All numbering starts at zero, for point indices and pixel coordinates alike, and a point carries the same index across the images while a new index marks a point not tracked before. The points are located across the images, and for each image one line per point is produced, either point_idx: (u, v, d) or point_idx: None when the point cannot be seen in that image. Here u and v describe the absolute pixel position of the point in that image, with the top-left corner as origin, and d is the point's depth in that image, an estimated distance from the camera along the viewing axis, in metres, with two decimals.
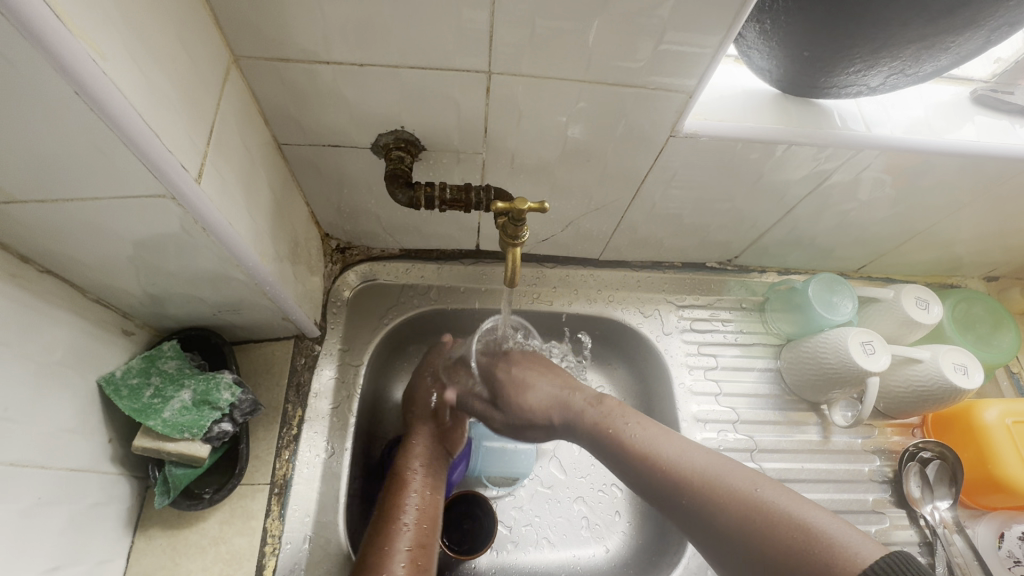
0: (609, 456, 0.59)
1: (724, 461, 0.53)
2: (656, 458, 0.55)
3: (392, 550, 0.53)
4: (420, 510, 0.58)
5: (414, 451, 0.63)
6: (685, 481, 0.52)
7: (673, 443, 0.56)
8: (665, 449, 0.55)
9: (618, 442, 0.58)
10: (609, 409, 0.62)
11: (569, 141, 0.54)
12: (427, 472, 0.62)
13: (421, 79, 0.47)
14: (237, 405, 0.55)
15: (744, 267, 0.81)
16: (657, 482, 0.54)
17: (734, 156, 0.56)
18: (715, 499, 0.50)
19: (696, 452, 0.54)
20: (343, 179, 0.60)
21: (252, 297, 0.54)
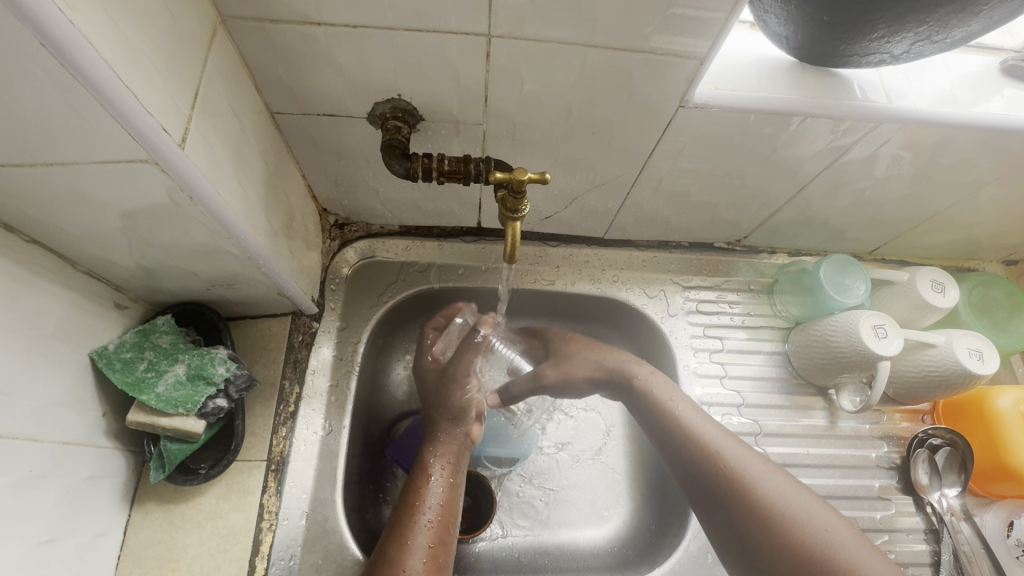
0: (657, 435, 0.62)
1: (766, 462, 0.57)
2: (743, 479, 0.55)
3: (410, 545, 0.53)
4: (439, 507, 0.58)
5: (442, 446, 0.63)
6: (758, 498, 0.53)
7: (727, 441, 0.58)
8: (743, 465, 0.56)
9: (710, 458, 0.57)
10: (673, 393, 0.63)
11: (573, 111, 0.52)
12: (450, 466, 0.62)
13: (418, 43, 0.45)
14: (232, 380, 0.55)
15: (753, 248, 0.79)
16: (717, 489, 0.56)
17: (747, 129, 0.54)
18: (785, 522, 0.51)
19: (738, 447, 0.58)
20: (340, 150, 0.58)
21: (247, 272, 0.53)
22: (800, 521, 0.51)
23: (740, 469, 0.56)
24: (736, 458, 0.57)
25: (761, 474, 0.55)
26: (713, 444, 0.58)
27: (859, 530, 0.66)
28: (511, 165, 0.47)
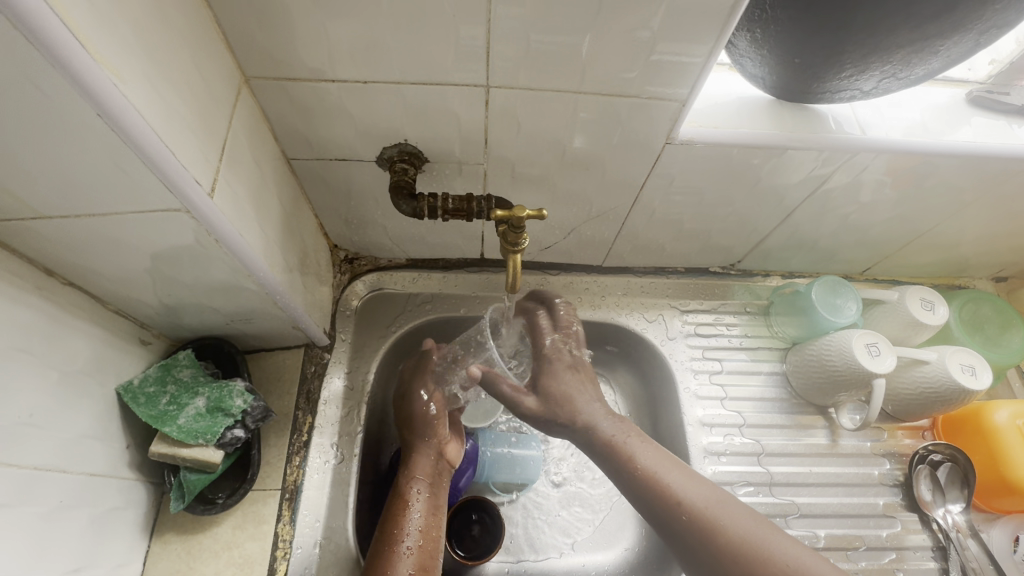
0: (623, 481, 0.54)
1: (740, 503, 0.49)
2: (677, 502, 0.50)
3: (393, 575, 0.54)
4: (422, 531, 0.59)
5: (415, 469, 0.63)
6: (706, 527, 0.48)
7: (700, 488, 0.50)
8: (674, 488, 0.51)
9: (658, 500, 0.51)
10: (620, 424, 0.58)
11: (568, 150, 0.55)
12: (429, 489, 0.62)
13: (423, 94, 0.49)
14: (249, 411, 0.57)
15: (748, 271, 0.82)
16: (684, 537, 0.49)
17: (732, 161, 0.57)
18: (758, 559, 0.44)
19: (695, 484, 0.51)
20: (350, 190, 0.62)
21: (264, 306, 0.56)
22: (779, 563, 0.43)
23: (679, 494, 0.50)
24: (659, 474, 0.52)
25: (680, 483, 0.51)
26: (676, 500, 0.50)
27: (866, 548, 0.67)
28: (511, 203, 0.50)
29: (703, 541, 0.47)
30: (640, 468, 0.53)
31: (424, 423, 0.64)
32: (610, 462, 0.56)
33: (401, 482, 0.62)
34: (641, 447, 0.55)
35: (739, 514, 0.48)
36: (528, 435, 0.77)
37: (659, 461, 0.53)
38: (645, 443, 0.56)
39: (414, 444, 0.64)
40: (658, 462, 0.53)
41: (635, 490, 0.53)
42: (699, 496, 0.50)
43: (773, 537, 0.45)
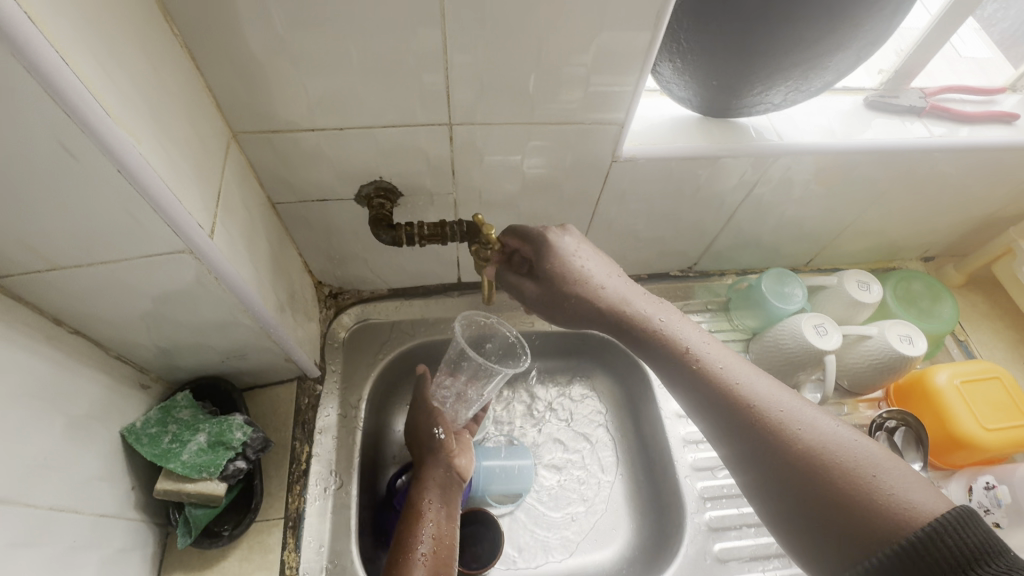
0: (687, 379, 0.54)
1: (810, 405, 0.50)
2: (777, 420, 0.49)
3: None
4: (437, 540, 0.61)
5: (429, 485, 0.65)
6: (823, 461, 0.46)
7: (800, 406, 0.50)
8: (764, 399, 0.51)
9: (749, 410, 0.50)
10: (700, 341, 0.56)
11: (527, 174, 0.62)
12: (443, 503, 0.64)
13: (392, 135, 0.55)
14: (249, 443, 0.60)
15: (704, 271, 0.89)
16: (771, 442, 0.48)
17: (673, 173, 0.64)
18: (848, 474, 0.45)
19: (773, 391, 0.51)
20: (331, 228, 0.67)
21: (258, 341, 0.60)
22: (864, 466, 0.45)
23: (767, 402, 0.50)
24: (742, 384, 0.52)
25: (770, 396, 0.51)
26: (757, 407, 0.50)
27: None
28: (480, 222, 0.56)
29: (808, 466, 0.46)
30: (720, 376, 0.52)
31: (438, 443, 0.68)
32: (699, 378, 0.53)
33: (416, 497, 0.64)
34: (727, 361, 0.54)
35: (822, 420, 0.49)
36: (518, 446, 0.79)
37: (752, 367, 0.54)
38: (703, 334, 0.57)
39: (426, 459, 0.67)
40: (718, 352, 0.54)
41: (728, 404, 0.51)
42: (824, 433, 0.48)
43: (863, 449, 0.46)
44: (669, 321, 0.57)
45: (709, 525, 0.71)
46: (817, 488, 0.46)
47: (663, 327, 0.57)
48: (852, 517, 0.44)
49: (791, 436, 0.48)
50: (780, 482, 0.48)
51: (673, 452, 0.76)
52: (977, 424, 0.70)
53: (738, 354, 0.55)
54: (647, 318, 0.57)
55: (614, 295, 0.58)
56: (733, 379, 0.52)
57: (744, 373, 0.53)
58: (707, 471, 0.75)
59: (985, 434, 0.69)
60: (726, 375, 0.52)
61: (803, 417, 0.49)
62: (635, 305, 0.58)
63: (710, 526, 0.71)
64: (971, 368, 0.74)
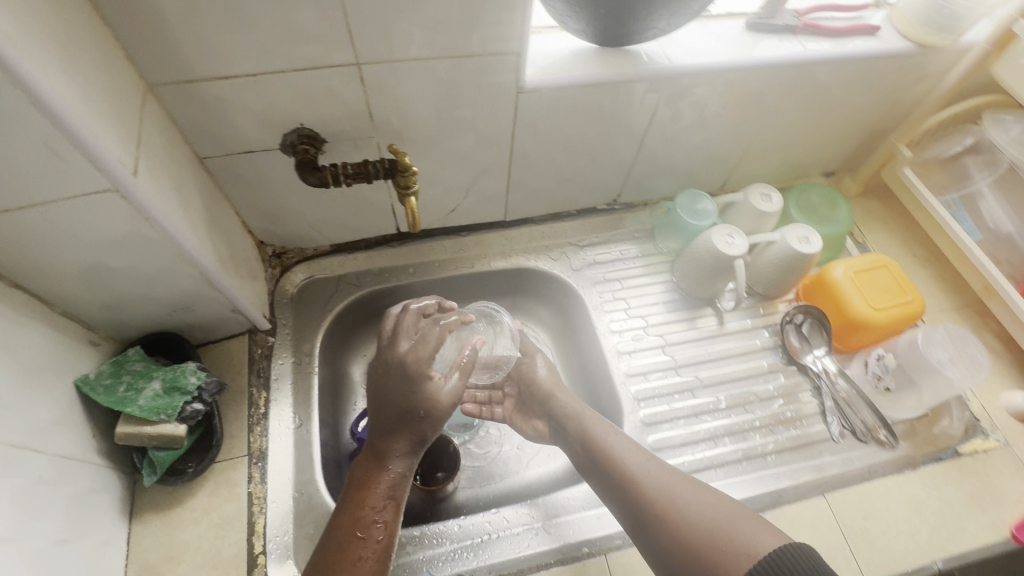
0: (600, 479, 0.64)
1: (690, 482, 0.59)
2: (649, 490, 0.59)
3: None
4: (385, 533, 0.56)
5: (390, 473, 0.58)
6: (668, 511, 0.57)
7: (670, 479, 0.60)
8: (648, 479, 0.60)
9: (634, 492, 0.60)
10: (624, 448, 0.65)
11: (441, 112, 0.66)
12: (397, 496, 0.58)
13: (305, 79, 0.58)
14: (204, 386, 0.63)
15: (629, 203, 0.95)
16: (646, 523, 0.58)
17: (577, 101, 0.70)
18: (689, 523, 0.55)
19: (656, 469, 0.62)
20: (263, 183, 0.70)
21: (201, 290, 0.63)
22: (708, 521, 0.54)
23: (651, 484, 0.60)
24: (636, 471, 0.62)
25: (656, 475, 0.61)
26: (637, 480, 0.61)
27: (759, 399, 0.80)
28: (394, 150, 0.58)
29: (658, 509, 0.57)
30: (617, 464, 0.63)
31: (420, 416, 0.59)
32: (608, 481, 0.63)
33: (370, 484, 0.57)
34: (629, 451, 0.64)
35: (690, 491, 0.58)
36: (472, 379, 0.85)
37: (653, 459, 0.63)
38: (632, 447, 0.65)
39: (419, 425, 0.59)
40: (636, 456, 0.63)
41: (623, 498, 0.61)
42: (680, 495, 0.58)
43: (710, 508, 0.55)
44: (607, 435, 0.67)
45: (643, 421, 0.77)
46: (663, 526, 0.56)
47: (594, 428, 0.68)
48: (690, 556, 0.53)
49: (648, 492, 0.59)
50: (641, 521, 0.58)
51: (609, 363, 0.82)
52: (868, 306, 0.79)
53: (649, 454, 0.65)
54: (584, 434, 0.68)
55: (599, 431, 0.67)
56: (630, 472, 0.62)
57: (643, 464, 0.62)
58: (639, 375, 0.81)
59: (874, 314, 0.78)
60: (625, 476, 0.62)
61: (685, 494, 0.58)
62: (602, 434, 0.67)
63: (644, 422, 0.77)
64: (863, 261, 0.82)
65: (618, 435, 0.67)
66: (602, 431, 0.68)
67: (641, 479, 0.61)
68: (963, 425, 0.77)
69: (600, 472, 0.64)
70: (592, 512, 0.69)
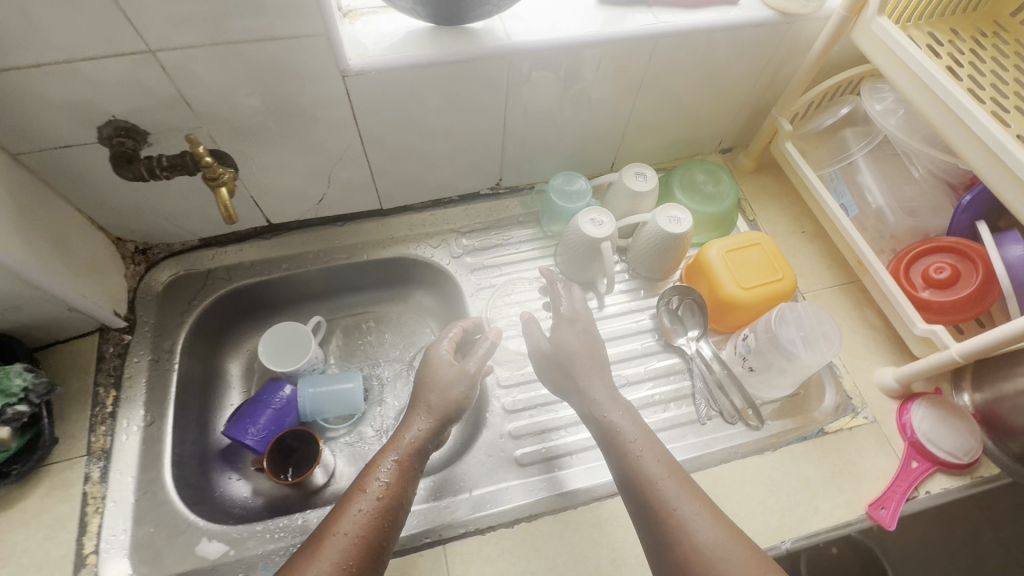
0: (614, 459, 0.62)
1: (712, 510, 0.56)
2: (663, 503, 0.57)
3: (325, 541, 0.54)
4: (378, 500, 0.57)
5: (400, 446, 0.62)
6: (681, 532, 0.54)
7: (693, 505, 0.56)
8: (670, 500, 0.57)
9: (648, 489, 0.58)
10: (653, 454, 0.60)
11: (266, 99, 0.64)
12: (403, 465, 0.61)
13: (98, 69, 0.56)
14: (31, 388, 0.63)
15: (515, 187, 0.93)
16: (652, 526, 0.56)
17: (414, 83, 0.68)
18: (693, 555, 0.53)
19: (677, 483, 0.58)
20: (95, 178, 0.68)
21: (20, 290, 0.62)
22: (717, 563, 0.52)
23: (669, 495, 0.57)
24: (653, 474, 0.59)
25: (676, 499, 0.57)
26: (659, 493, 0.57)
27: (627, 382, 0.79)
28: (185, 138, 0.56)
29: (663, 518, 0.56)
30: (642, 471, 0.59)
31: (423, 414, 0.65)
32: (629, 468, 0.60)
33: (381, 453, 0.62)
34: (648, 450, 0.61)
35: (706, 524, 0.55)
36: (349, 371, 0.84)
37: (677, 473, 0.59)
38: (661, 458, 0.60)
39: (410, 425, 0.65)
40: (667, 476, 0.58)
41: (635, 486, 0.59)
42: (697, 522, 0.55)
43: (727, 547, 0.53)
44: (634, 436, 0.62)
45: (505, 408, 0.76)
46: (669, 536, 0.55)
47: (613, 422, 0.64)
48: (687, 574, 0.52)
49: (667, 508, 0.56)
50: (645, 518, 0.57)
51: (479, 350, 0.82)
52: (737, 286, 0.77)
53: (673, 463, 0.60)
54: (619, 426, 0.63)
55: (624, 437, 0.62)
56: (646, 474, 0.59)
57: (664, 476, 0.58)
58: (508, 362, 0.80)
59: (743, 294, 0.77)
60: (642, 475, 0.59)
61: (700, 523, 0.55)
62: (614, 422, 0.63)
63: (505, 408, 0.76)
64: (737, 239, 0.80)
65: (642, 442, 0.62)
66: (631, 427, 0.63)
67: (661, 490, 0.57)
68: (834, 403, 0.76)
69: (617, 452, 0.62)
70: (439, 503, 0.68)
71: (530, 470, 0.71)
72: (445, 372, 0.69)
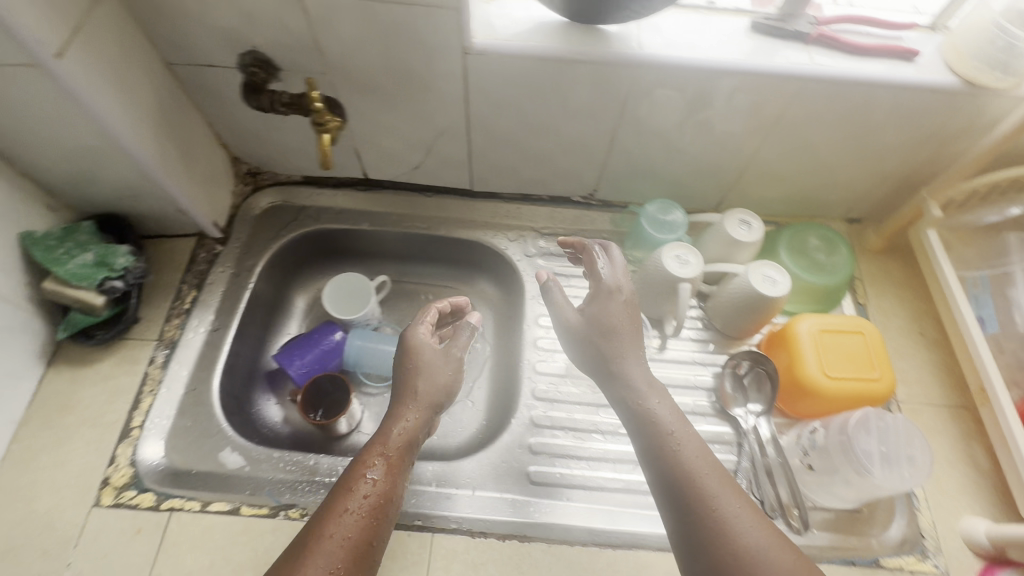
0: (646, 451, 0.55)
1: (755, 512, 0.50)
2: (705, 501, 0.50)
3: (319, 538, 0.48)
4: (373, 495, 0.52)
5: (392, 438, 0.58)
6: (725, 538, 0.48)
7: (738, 507, 0.50)
8: (713, 498, 0.50)
9: (686, 486, 0.52)
10: (692, 447, 0.54)
11: (388, 59, 0.66)
12: (393, 461, 0.56)
13: (250, 1, 0.60)
14: (130, 269, 0.71)
15: (608, 202, 0.90)
16: (687, 525, 0.50)
17: (531, 74, 0.66)
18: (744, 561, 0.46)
19: (721, 483, 0.52)
20: (228, 99, 0.74)
21: (142, 181, 0.69)
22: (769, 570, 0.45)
23: (709, 494, 0.51)
24: (694, 470, 0.52)
25: (718, 496, 0.51)
26: (697, 490, 0.51)
27: None
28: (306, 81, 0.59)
29: (704, 518, 0.49)
30: (678, 463, 0.53)
31: (416, 395, 0.61)
32: (660, 460, 0.54)
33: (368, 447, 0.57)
34: (687, 442, 0.55)
35: (756, 530, 0.48)
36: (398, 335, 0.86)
37: (719, 469, 0.53)
38: (698, 450, 0.54)
39: (399, 411, 0.60)
40: (707, 470, 0.52)
41: (670, 482, 0.52)
42: (745, 528, 0.48)
43: (779, 553, 0.47)
44: (669, 424, 0.56)
45: (532, 419, 0.73)
46: (708, 540, 0.48)
47: (643, 407, 0.58)
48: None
49: (707, 505, 0.50)
50: (680, 517, 0.51)
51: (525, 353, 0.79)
52: (820, 370, 0.68)
53: (714, 459, 0.54)
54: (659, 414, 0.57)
55: (662, 426, 0.56)
56: (686, 467, 0.53)
57: (704, 472, 0.52)
58: (550, 375, 0.77)
59: (825, 381, 0.68)
60: (682, 467, 0.53)
61: (745, 523, 0.49)
62: (653, 409, 0.57)
63: (532, 420, 0.73)
64: (835, 320, 0.71)
65: (680, 431, 0.56)
66: (668, 416, 0.57)
67: (702, 485, 0.51)
68: (900, 536, 0.65)
69: (650, 442, 0.55)
70: (443, 491, 0.67)
71: (538, 491, 0.68)
72: (431, 354, 0.65)
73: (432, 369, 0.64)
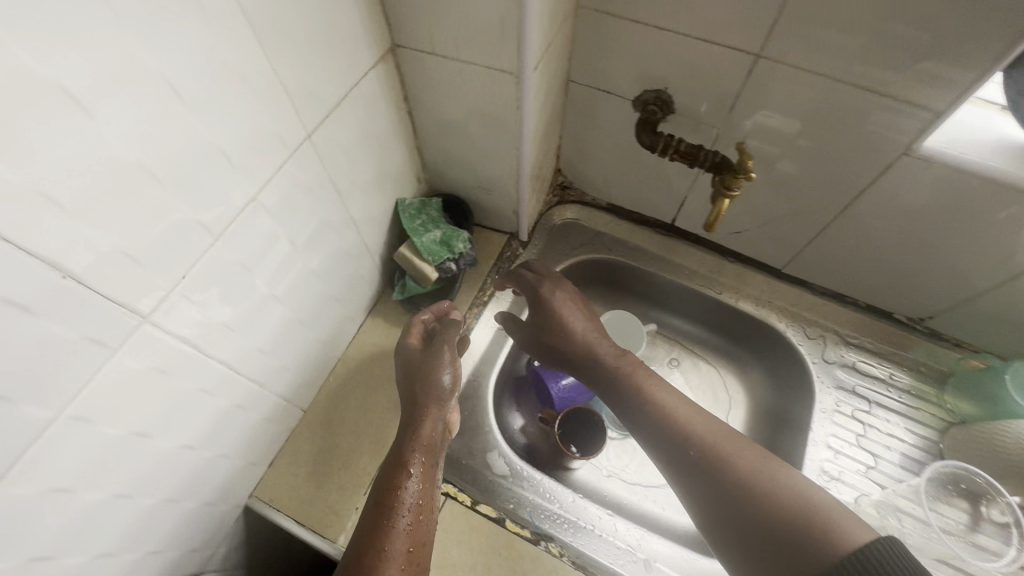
0: (641, 412, 0.59)
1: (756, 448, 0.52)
2: (724, 458, 0.51)
3: (388, 550, 0.51)
4: (417, 496, 0.57)
5: (419, 439, 0.61)
6: (757, 493, 0.48)
7: (722, 438, 0.53)
8: (729, 448, 0.52)
9: (691, 440, 0.54)
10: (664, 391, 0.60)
11: (802, 133, 0.61)
12: (428, 461, 0.60)
13: (700, 50, 0.58)
14: (464, 256, 0.74)
15: (937, 333, 0.77)
16: (731, 498, 0.49)
17: (968, 194, 0.57)
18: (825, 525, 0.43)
19: (713, 426, 0.55)
20: (598, 122, 0.75)
21: (507, 183, 0.72)
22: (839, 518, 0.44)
23: (712, 439, 0.53)
24: (688, 417, 0.56)
25: (732, 447, 0.52)
26: (700, 442, 0.53)
27: None
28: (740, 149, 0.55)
29: (746, 487, 0.49)
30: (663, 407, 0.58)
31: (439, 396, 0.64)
32: (661, 422, 0.57)
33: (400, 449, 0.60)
34: (682, 404, 0.58)
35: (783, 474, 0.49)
36: None
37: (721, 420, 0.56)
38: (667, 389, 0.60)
39: (425, 411, 0.63)
40: (719, 431, 0.54)
41: (681, 446, 0.54)
42: (747, 463, 0.50)
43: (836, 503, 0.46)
44: (665, 392, 0.59)
45: None
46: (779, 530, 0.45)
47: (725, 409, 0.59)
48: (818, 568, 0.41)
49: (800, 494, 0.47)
50: (723, 496, 0.50)
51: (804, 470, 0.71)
52: None
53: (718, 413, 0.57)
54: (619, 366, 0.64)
55: (642, 379, 0.62)
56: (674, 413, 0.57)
57: (694, 415, 0.56)
58: None
59: None
60: (677, 420, 0.56)
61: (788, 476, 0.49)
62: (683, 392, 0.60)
63: None
64: None
65: (680, 398, 0.59)
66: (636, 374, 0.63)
67: (711, 439, 0.53)
68: None
69: (650, 404, 0.59)
70: None
71: None
72: (446, 356, 0.67)
73: (437, 367, 0.65)
